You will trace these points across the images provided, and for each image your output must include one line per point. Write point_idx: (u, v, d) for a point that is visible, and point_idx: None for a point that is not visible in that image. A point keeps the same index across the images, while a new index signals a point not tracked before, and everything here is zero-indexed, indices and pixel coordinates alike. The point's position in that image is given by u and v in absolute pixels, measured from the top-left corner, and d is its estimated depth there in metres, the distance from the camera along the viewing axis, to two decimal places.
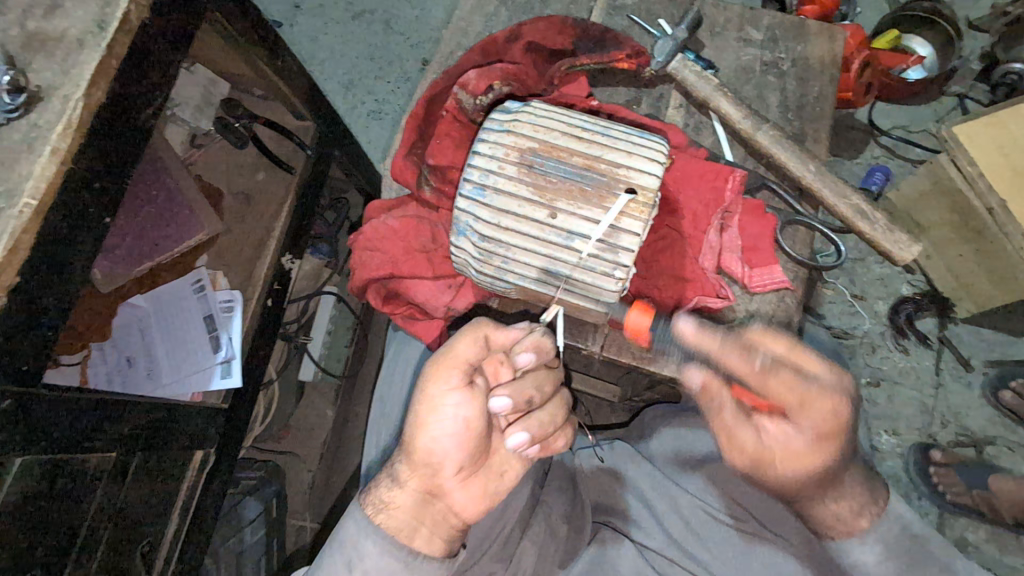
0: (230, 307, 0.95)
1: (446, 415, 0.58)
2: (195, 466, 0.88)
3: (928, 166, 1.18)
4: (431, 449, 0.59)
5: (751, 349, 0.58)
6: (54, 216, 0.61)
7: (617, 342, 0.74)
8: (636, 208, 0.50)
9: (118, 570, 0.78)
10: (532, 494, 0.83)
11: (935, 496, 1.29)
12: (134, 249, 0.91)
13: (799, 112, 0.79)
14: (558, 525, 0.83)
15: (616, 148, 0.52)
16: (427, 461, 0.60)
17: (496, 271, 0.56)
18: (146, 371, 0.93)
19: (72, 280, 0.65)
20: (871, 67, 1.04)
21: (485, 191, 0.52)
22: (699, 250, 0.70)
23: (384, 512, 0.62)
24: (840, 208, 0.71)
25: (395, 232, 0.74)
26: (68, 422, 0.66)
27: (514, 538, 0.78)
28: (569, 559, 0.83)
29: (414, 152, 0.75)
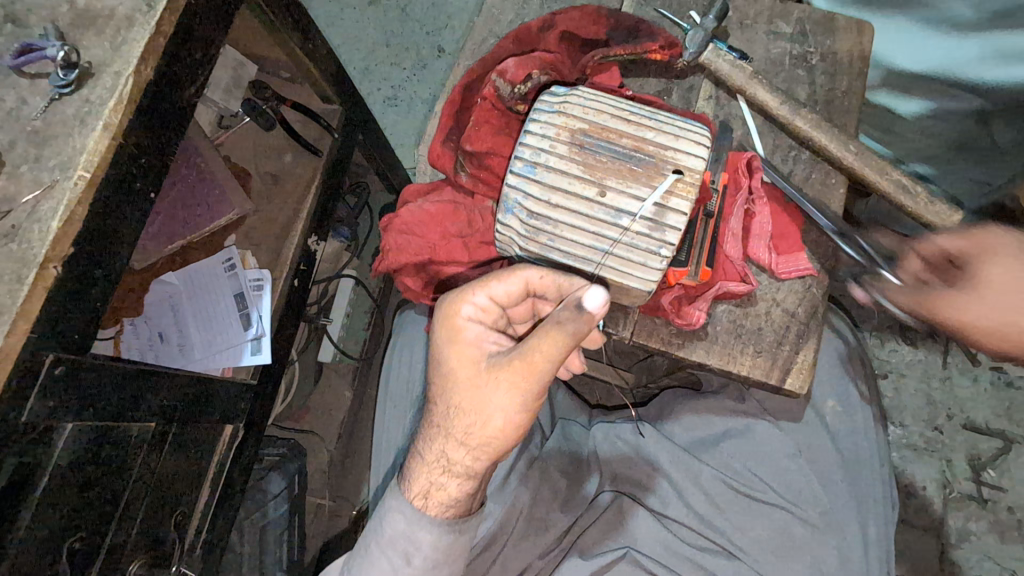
0: (259, 286, 0.97)
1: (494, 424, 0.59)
2: (226, 438, 0.91)
3: None
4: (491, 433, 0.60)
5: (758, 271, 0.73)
6: (105, 190, 0.62)
7: (646, 328, 0.72)
8: (684, 188, 0.53)
9: (154, 537, 0.80)
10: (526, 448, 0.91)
11: (939, 487, 1.31)
12: (166, 229, 0.96)
13: (828, 105, 0.80)
14: (558, 479, 0.90)
15: (664, 131, 0.55)
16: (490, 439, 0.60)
17: (542, 248, 0.57)
18: (178, 347, 0.95)
19: (119, 254, 0.66)
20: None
21: (536, 169, 0.54)
22: (724, 237, 0.71)
23: (425, 498, 0.66)
24: (881, 184, 0.73)
25: (430, 218, 0.75)
26: (111, 392, 0.68)
27: (509, 485, 0.88)
28: (571, 507, 0.89)
29: (450, 138, 0.76)
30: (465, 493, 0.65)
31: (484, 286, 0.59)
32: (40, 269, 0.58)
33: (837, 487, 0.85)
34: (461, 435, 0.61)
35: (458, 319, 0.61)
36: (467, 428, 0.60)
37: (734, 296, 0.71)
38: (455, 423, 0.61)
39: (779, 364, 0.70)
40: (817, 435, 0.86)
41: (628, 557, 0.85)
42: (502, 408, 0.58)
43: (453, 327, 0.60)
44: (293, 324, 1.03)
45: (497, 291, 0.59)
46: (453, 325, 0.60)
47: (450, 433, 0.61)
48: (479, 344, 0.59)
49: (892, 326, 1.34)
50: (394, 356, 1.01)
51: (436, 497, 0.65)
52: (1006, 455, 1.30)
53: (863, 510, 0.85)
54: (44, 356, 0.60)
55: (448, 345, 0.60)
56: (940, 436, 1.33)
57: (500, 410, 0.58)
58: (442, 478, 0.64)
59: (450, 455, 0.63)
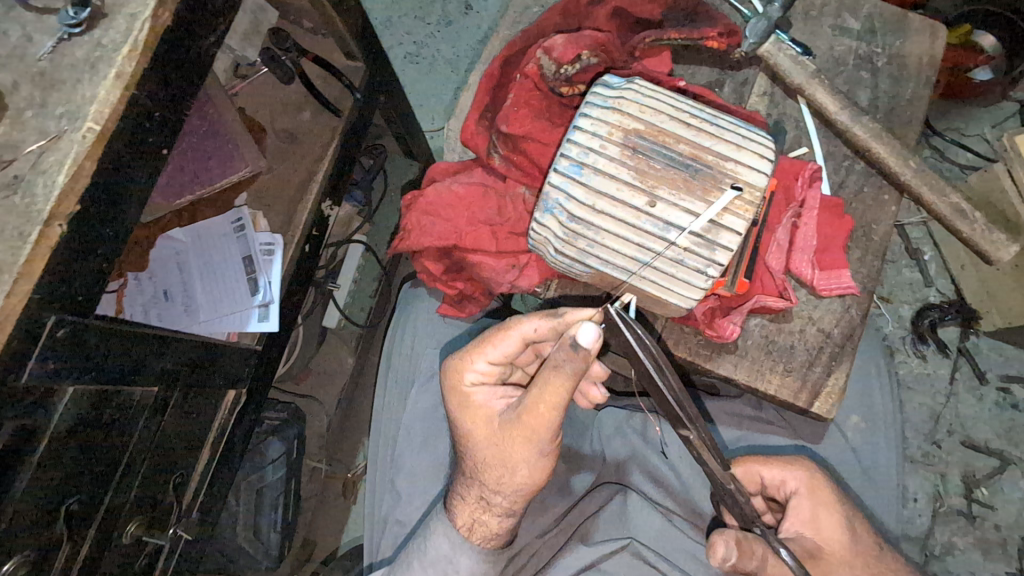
0: (271, 251, 0.93)
1: (527, 467, 0.68)
2: (227, 404, 0.88)
3: (980, 175, 1.06)
4: (524, 474, 0.69)
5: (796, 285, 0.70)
6: (115, 145, 0.58)
7: (675, 336, 0.69)
8: (741, 206, 0.49)
9: (153, 501, 0.79)
10: None
11: (930, 500, 1.26)
12: (177, 180, 0.91)
13: (889, 113, 0.75)
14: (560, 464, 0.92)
15: (724, 140, 0.50)
16: (520, 481, 0.70)
17: (579, 253, 0.54)
18: (183, 307, 0.91)
19: (128, 212, 0.62)
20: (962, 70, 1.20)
21: (583, 170, 0.50)
22: (767, 247, 0.67)
23: (471, 532, 0.76)
24: (937, 206, 0.69)
25: (459, 199, 0.71)
26: (113, 356, 0.65)
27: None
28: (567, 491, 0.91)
29: (486, 116, 0.72)
30: (505, 525, 0.76)
31: (481, 353, 0.68)
32: (44, 227, 0.54)
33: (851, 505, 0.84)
34: (493, 483, 0.71)
35: (465, 387, 0.70)
36: (497, 478, 0.70)
37: (770, 311, 0.68)
38: (485, 475, 0.71)
39: (808, 386, 0.68)
40: (839, 451, 0.86)
41: (630, 549, 0.82)
42: (526, 455, 0.67)
43: (462, 394, 0.70)
44: (302, 291, 0.99)
45: (494, 355, 0.68)
46: (461, 392, 0.70)
47: (482, 483, 0.72)
48: (488, 404, 0.69)
49: (905, 338, 1.31)
50: (398, 329, 0.98)
51: (480, 530, 0.76)
52: (1000, 475, 1.25)
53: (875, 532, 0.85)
54: (45, 318, 0.57)
55: (462, 410, 0.70)
56: (938, 452, 1.28)
57: (524, 461, 0.68)
58: (483, 516, 0.75)
59: (488, 499, 0.73)
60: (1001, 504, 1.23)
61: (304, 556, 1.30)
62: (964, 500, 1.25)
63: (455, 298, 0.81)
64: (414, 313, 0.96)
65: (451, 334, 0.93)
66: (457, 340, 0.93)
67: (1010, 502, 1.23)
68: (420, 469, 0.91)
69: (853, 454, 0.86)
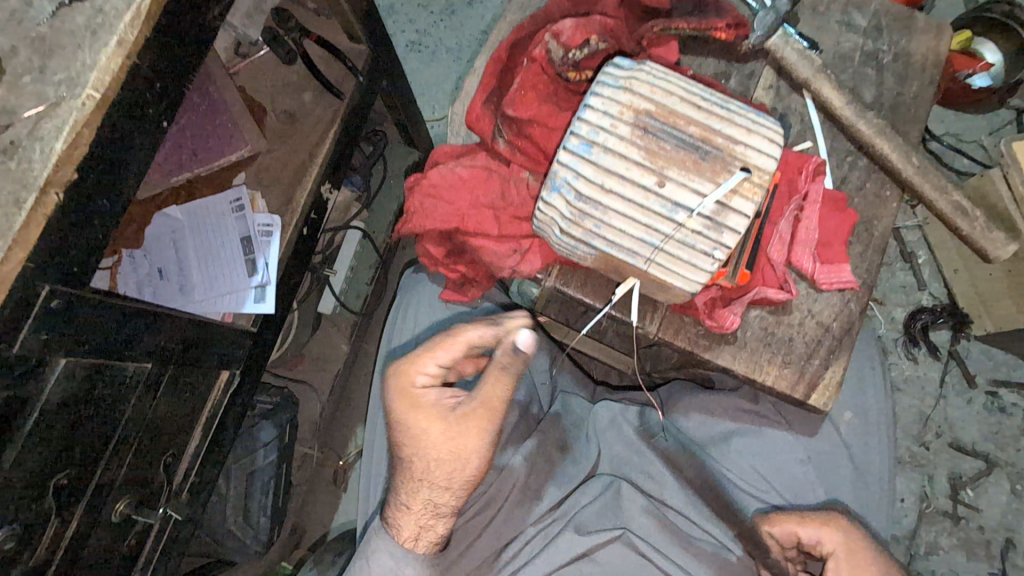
0: (269, 232, 0.92)
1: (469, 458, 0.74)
2: (221, 385, 0.87)
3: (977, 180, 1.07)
4: (468, 465, 0.75)
5: (796, 277, 0.70)
6: (114, 114, 0.57)
7: (674, 324, 0.69)
8: (750, 189, 0.49)
9: (143, 479, 0.78)
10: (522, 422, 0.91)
11: (916, 500, 1.27)
12: (176, 158, 0.91)
13: (892, 111, 0.75)
14: (555, 455, 0.91)
15: (734, 123, 0.50)
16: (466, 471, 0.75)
17: (585, 234, 0.53)
18: (178, 287, 0.91)
19: (127, 183, 0.61)
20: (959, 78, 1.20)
21: (593, 148, 0.50)
22: (769, 240, 0.67)
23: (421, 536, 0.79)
24: (938, 204, 0.70)
25: (462, 183, 0.71)
26: (107, 329, 0.64)
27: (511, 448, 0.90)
28: (566, 482, 0.89)
29: (492, 98, 0.71)
30: (449, 527, 0.80)
31: (427, 355, 0.74)
32: (40, 194, 0.53)
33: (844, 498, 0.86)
34: (442, 481, 0.76)
35: (414, 389, 0.75)
36: (447, 474, 0.75)
37: (771, 303, 0.68)
38: (427, 471, 0.76)
39: (805, 379, 0.68)
40: (832, 446, 0.87)
41: (623, 539, 0.83)
42: (475, 446, 0.73)
43: (411, 396, 0.74)
44: (298, 273, 0.98)
45: (441, 358, 0.74)
46: (411, 394, 0.74)
47: (429, 482, 0.76)
48: (438, 402, 0.74)
49: (897, 339, 1.32)
50: (400, 315, 0.96)
51: (427, 535, 0.80)
52: (985, 477, 1.26)
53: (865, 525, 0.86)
54: (39, 288, 0.56)
55: (410, 410, 0.74)
56: (926, 454, 1.29)
57: (474, 450, 0.74)
58: (428, 519, 0.79)
59: (432, 500, 0.77)
60: (985, 506, 1.25)
61: (292, 543, 1.30)
62: (949, 502, 1.26)
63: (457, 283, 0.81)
64: (417, 300, 0.95)
65: (457, 321, 0.90)
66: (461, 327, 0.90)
67: (994, 505, 1.25)
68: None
69: (845, 449, 0.87)
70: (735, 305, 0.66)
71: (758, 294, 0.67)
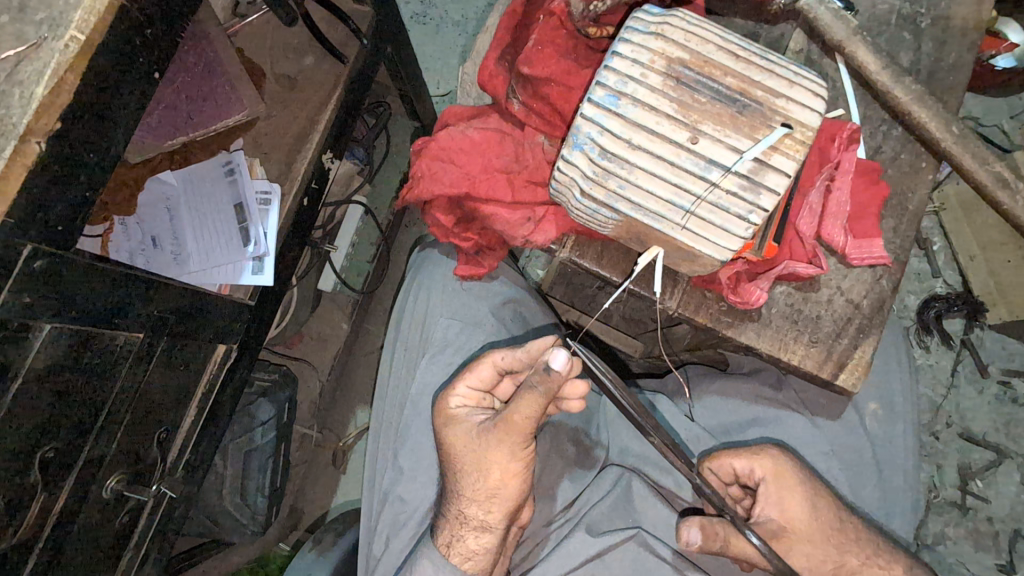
0: (267, 201, 0.88)
1: (494, 469, 0.67)
2: (217, 359, 0.84)
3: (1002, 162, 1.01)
4: (498, 479, 0.67)
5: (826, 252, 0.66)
6: (99, 59, 0.52)
7: (695, 301, 0.66)
8: (791, 145, 0.45)
9: (135, 455, 0.74)
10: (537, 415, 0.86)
11: (925, 490, 1.24)
12: (169, 121, 0.87)
13: (929, 79, 0.71)
14: (567, 446, 0.87)
15: (776, 75, 0.46)
16: (494, 487, 0.67)
17: (608, 196, 0.50)
18: (173, 256, 0.87)
19: (115, 138, 0.58)
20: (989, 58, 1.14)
21: (621, 100, 0.46)
22: (798, 212, 0.64)
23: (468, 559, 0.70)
24: (979, 176, 0.66)
25: (473, 146, 0.66)
26: (96, 295, 0.60)
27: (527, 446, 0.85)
28: (580, 477, 0.86)
29: (506, 56, 0.67)
30: (485, 544, 0.70)
31: (461, 378, 0.71)
32: (20, 142, 0.49)
33: (864, 487, 0.83)
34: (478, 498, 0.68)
35: (450, 410, 0.71)
36: (483, 492, 0.67)
37: (797, 279, 0.64)
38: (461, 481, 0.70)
39: (833, 358, 0.64)
40: (852, 435, 0.83)
41: (637, 539, 0.80)
42: (503, 458, 0.66)
43: (446, 415, 0.71)
44: (298, 245, 0.94)
45: (473, 380, 0.71)
46: (444, 414, 0.71)
47: (459, 495, 0.70)
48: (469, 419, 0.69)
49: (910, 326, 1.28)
50: (409, 296, 0.90)
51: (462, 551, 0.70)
52: (996, 468, 1.23)
53: (888, 517, 0.82)
54: (20, 247, 0.52)
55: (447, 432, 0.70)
56: (936, 443, 1.26)
57: (499, 461, 0.66)
58: (462, 532, 0.70)
59: (464, 511, 0.70)
60: (994, 496, 1.22)
61: (291, 524, 1.28)
62: (959, 492, 1.23)
63: (473, 254, 0.82)
64: (430, 279, 0.87)
65: (472, 306, 0.86)
66: (475, 314, 0.86)
67: (1004, 496, 1.21)
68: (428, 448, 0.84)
69: (866, 438, 0.83)
70: (764, 281, 0.62)
71: (788, 269, 0.63)
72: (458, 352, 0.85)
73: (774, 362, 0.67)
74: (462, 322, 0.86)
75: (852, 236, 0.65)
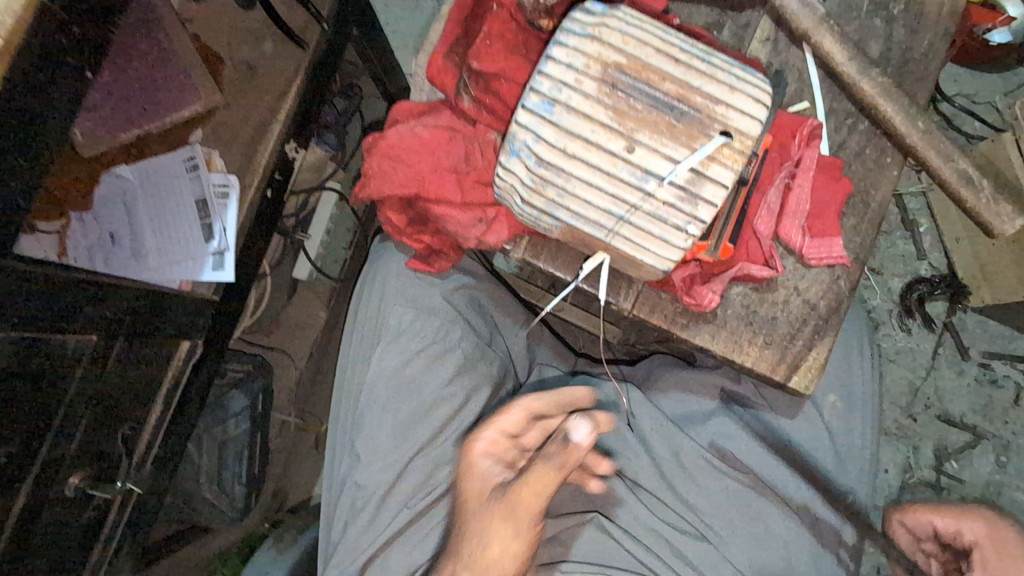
0: (225, 194, 0.86)
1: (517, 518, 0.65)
2: (181, 354, 0.83)
3: (988, 142, 0.97)
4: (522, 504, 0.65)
5: (783, 252, 0.65)
6: (22, 62, 0.50)
7: (651, 302, 0.65)
8: (729, 156, 0.44)
9: (97, 451, 0.75)
10: (491, 400, 0.85)
11: (900, 470, 1.22)
12: (121, 111, 0.85)
13: (900, 68, 0.68)
14: None
15: (716, 80, 0.44)
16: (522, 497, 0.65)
17: (547, 204, 0.48)
18: (131, 251, 0.85)
19: (45, 142, 0.56)
20: (973, 38, 1.05)
21: (555, 108, 0.44)
22: (756, 210, 0.62)
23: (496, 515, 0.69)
24: (944, 172, 0.64)
25: (423, 144, 0.65)
26: (42, 303, 0.60)
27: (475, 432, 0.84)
28: None
29: (457, 49, 0.64)
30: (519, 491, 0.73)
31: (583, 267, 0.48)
32: None
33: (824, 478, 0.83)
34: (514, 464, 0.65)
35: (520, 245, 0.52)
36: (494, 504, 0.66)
37: (754, 279, 0.63)
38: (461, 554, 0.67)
39: (787, 360, 0.64)
40: (815, 429, 0.83)
41: (595, 522, 0.81)
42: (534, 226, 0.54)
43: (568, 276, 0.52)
44: (264, 239, 0.93)
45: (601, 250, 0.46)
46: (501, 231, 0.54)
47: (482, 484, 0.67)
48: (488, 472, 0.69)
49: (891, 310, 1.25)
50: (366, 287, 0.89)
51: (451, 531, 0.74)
52: (971, 449, 1.20)
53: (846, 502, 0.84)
54: None
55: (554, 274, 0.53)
56: (913, 425, 1.23)
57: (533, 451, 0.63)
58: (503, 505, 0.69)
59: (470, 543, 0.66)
60: (969, 477, 1.20)
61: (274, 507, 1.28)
62: (933, 472, 1.21)
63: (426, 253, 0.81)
64: (387, 266, 0.86)
65: (425, 293, 0.85)
66: (428, 300, 0.85)
67: (978, 476, 1.20)
68: (382, 435, 0.84)
69: (827, 432, 0.83)
70: (717, 286, 0.61)
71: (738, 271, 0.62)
72: (415, 339, 0.85)
73: (731, 364, 0.66)
74: (418, 308, 0.85)
75: (806, 241, 0.63)
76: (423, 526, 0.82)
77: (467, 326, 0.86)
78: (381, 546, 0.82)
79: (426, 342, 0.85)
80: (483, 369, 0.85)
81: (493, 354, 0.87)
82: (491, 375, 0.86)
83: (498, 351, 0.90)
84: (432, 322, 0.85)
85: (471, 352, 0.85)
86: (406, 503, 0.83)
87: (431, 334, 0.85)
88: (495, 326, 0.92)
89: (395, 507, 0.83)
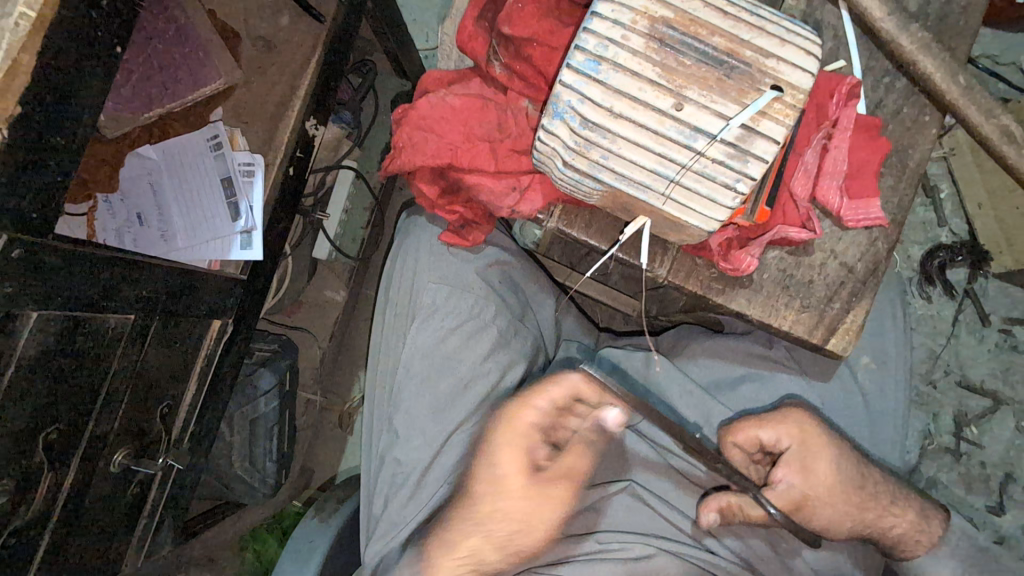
0: (251, 172, 0.86)
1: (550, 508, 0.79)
2: (212, 335, 0.84)
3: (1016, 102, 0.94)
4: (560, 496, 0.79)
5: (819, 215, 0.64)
6: (57, 36, 0.50)
7: (686, 268, 0.65)
8: (780, 110, 0.43)
9: (138, 429, 0.76)
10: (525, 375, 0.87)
11: (919, 437, 1.21)
12: (142, 90, 0.85)
13: (938, 24, 0.67)
14: None
15: (765, 33, 0.44)
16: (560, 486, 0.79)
17: (591, 166, 0.47)
18: (159, 232, 0.86)
19: (80, 118, 0.56)
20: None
21: (601, 66, 0.44)
22: (793, 172, 0.61)
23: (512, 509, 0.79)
24: (984, 128, 0.63)
25: (454, 113, 0.64)
26: (83, 281, 0.60)
27: None
28: None
29: (487, 14, 0.63)
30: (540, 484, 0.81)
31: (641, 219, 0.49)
32: None
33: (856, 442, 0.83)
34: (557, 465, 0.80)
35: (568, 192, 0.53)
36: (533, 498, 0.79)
37: (791, 243, 0.63)
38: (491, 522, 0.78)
39: (824, 323, 0.64)
40: (847, 393, 0.84)
41: (629, 490, 0.84)
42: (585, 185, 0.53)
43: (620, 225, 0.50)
44: (287, 217, 0.93)
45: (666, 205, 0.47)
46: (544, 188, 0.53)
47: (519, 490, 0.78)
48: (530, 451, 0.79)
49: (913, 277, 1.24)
50: (396, 268, 0.90)
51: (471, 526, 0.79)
52: (992, 415, 1.19)
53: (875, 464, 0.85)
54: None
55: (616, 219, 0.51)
56: (933, 391, 1.22)
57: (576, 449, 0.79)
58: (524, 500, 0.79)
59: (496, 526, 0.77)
60: (989, 442, 1.18)
61: (302, 484, 1.30)
62: (954, 438, 1.20)
63: (458, 226, 0.80)
64: (415, 244, 0.87)
65: (456, 271, 0.85)
66: (460, 277, 0.85)
67: (998, 441, 1.18)
68: (420, 413, 0.85)
69: (860, 392, 0.84)
70: (755, 251, 0.61)
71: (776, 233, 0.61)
72: (448, 317, 0.85)
73: (768, 327, 0.65)
74: (449, 287, 0.85)
75: (846, 203, 0.62)
76: (463, 500, 0.84)
77: (500, 304, 0.86)
78: (420, 524, 0.84)
79: (460, 321, 0.85)
80: (517, 347, 0.87)
81: (525, 331, 0.89)
82: (523, 352, 0.87)
83: (529, 327, 0.90)
84: (465, 299, 0.85)
85: (503, 330, 0.86)
86: (445, 481, 0.84)
87: (464, 311, 0.85)
88: (525, 301, 0.92)
89: (435, 484, 0.84)
